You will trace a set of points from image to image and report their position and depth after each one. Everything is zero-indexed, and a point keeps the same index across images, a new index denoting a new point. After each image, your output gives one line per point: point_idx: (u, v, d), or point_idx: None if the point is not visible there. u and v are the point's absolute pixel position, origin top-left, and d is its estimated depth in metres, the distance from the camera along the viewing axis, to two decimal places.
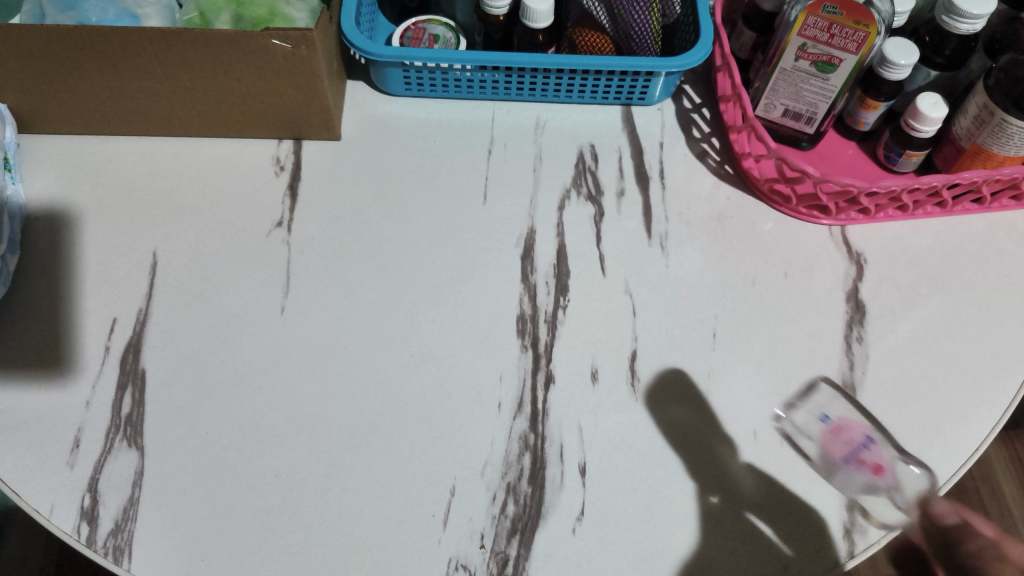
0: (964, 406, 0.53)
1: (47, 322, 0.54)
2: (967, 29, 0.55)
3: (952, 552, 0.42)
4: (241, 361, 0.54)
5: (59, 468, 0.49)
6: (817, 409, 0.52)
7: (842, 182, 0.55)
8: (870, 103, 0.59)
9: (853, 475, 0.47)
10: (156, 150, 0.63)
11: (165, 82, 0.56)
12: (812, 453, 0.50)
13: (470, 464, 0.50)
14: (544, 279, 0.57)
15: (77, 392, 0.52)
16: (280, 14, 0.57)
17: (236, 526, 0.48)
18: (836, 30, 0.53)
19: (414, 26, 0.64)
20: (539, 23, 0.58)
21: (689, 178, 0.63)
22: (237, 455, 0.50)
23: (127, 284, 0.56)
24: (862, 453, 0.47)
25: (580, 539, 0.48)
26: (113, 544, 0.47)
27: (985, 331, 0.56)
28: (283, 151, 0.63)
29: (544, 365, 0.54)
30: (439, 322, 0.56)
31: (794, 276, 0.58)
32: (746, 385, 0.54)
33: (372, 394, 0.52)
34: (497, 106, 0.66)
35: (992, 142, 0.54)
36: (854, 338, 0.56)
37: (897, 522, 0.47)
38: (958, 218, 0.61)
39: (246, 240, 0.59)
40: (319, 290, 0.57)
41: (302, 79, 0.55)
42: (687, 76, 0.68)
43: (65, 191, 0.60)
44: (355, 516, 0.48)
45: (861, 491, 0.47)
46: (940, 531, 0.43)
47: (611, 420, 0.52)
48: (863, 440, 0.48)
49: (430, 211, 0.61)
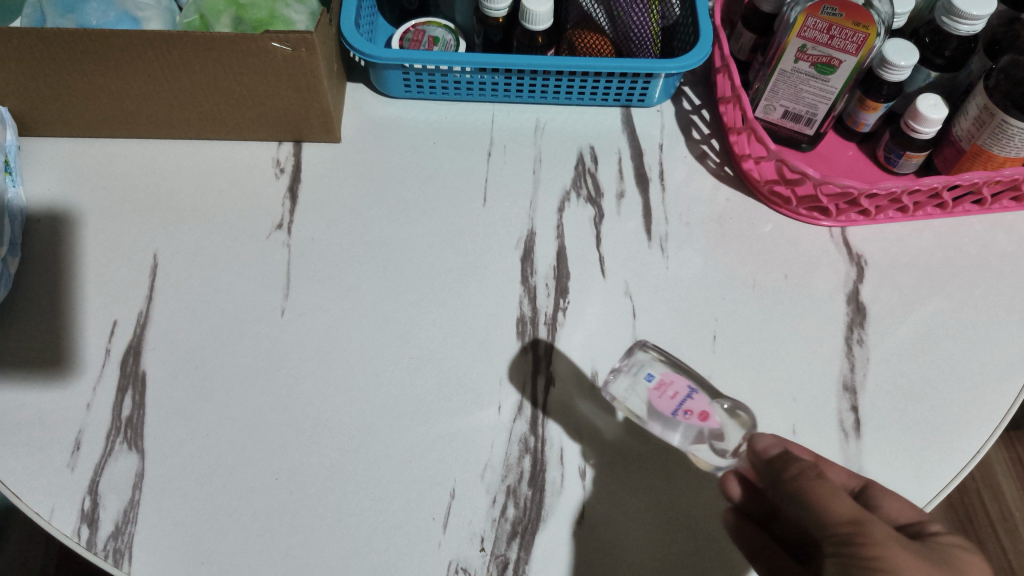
0: (965, 408, 0.52)
1: (47, 324, 0.54)
2: (966, 30, 0.55)
3: (778, 481, 0.41)
4: (241, 363, 0.54)
5: (60, 470, 0.49)
6: (641, 368, 0.49)
7: (842, 184, 0.55)
8: (870, 104, 0.59)
9: (684, 428, 0.47)
10: (156, 153, 0.63)
11: (166, 85, 0.56)
12: (640, 411, 0.48)
13: (470, 466, 0.50)
14: (543, 282, 0.57)
15: (77, 395, 0.52)
16: (280, 17, 0.58)
17: (236, 529, 0.48)
18: (836, 32, 0.53)
19: (414, 28, 0.64)
20: (538, 25, 0.59)
21: (688, 180, 0.63)
22: (237, 458, 0.50)
23: (128, 287, 0.57)
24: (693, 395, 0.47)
25: (580, 542, 0.48)
26: (113, 546, 0.47)
27: (985, 332, 0.56)
28: (283, 153, 0.63)
29: (544, 367, 0.54)
30: (439, 324, 0.56)
31: (794, 278, 0.58)
32: (651, 374, 0.48)
33: (372, 397, 0.52)
34: (496, 108, 0.66)
35: (993, 143, 0.54)
36: (854, 340, 0.55)
37: (722, 462, 0.48)
38: (959, 219, 0.61)
39: (246, 242, 0.59)
40: (319, 293, 0.57)
41: (302, 81, 0.55)
42: (687, 78, 0.68)
43: (66, 194, 0.60)
44: (355, 519, 0.48)
45: (693, 441, 0.47)
46: (766, 463, 0.43)
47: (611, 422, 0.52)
48: (686, 390, 0.47)
49: (429, 214, 0.61)
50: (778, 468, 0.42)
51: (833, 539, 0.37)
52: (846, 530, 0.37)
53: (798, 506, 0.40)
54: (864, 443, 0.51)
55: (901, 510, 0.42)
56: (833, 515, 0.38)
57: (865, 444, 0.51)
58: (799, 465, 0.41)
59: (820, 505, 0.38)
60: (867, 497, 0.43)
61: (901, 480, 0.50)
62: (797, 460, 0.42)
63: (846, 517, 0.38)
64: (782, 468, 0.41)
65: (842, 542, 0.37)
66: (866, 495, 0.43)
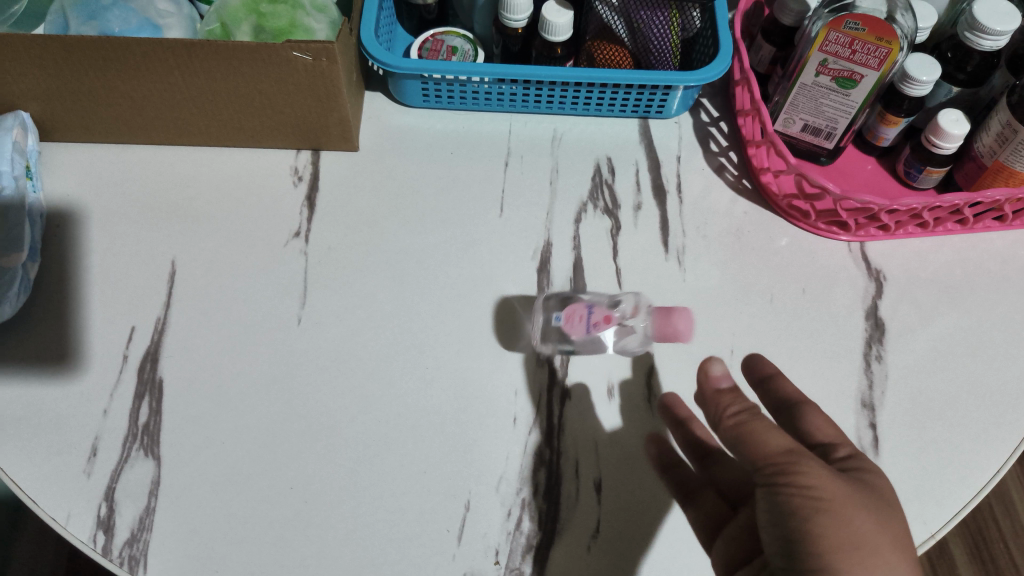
0: (984, 427, 0.52)
1: (66, 330, 0.55)
2: (989, 46, 0.54)
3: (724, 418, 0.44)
4: (257, 371, 0.54)
5: (76, 476, 0.49)
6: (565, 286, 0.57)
7: (862, 200, 0.55)
8: (891, 118, 0.59)
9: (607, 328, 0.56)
10: (175, 159, 0.63)
11: (186, 93, 0.56)
12: None
13: (485, 478, 0.50)
14: (560, 293, 0.57)
15: (95, 401, 0.52)
16: (301, 26, 0.58)
17: (250, 538, 0.48)
18: (858, 46, 0.53)
19: (433, 38, 0.64)
20: (558, 36, 0.58)
21: (706, 192, 0.63)
22: (252, 466, 0.50)
23: (145, 293, 0.57)
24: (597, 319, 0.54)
25: (595, 556, 0.47)
26: (128, 553, 0.47)
27: (1006, 350, 0.55)
28: (301, 162, 0.63)
29: (559, 379, 0.54)
30: (455, 335, 0.55)
31: (813, 292, 0.58)
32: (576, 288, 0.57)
33: (388, 407, 0.52)
34: (514, 118, 0.66)
35: (1015, 160, 0.53)
36: (873, 356, 0.55)
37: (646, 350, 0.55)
38: (979, 235, 0.60)
39: (262, 250, 0.59)
40: (335, 302, 0.57)
41: (322, 90, 0.55)
42: (705, 90, 0.68)
43: (86, 199, 0.61)
44: (370, 530, 0.48)
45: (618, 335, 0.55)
46: (715, 397, 0.45)
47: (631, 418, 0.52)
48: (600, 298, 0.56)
49: (446, 223, 0.61)
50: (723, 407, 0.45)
51: (766, 469, 0.39)
52: (779, 460, 0.39)
53: (739, 441, 0.42)
54: (883, 460, 0.51)
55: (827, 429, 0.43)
56: (768, 447, 0.40)
57: (884, 462, 0.51)
58: (740, 405, 0.44)
59: (758, 440, 0.41)
60: (799, 412, 0.44)
61: (921, 499, 0.49)
62: (740, 402, 0.44)
63: (780, 449, 0.40)
64: (727, 407, 0.44)
65: (775, 470, 0.39)
66: (797, 410, 0.44)
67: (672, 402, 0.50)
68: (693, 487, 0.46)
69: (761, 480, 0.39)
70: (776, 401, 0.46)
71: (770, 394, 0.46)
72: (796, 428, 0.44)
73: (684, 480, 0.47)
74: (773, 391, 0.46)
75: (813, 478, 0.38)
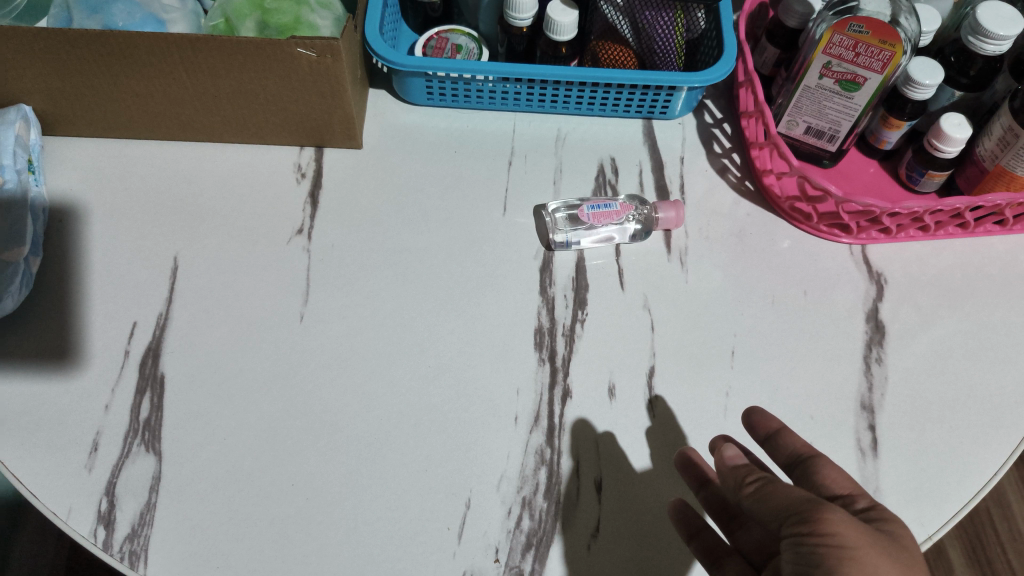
0: (982, 429, 0.52)
1: (67, 325, 0.55)
2: (992, 50, 0.54)
3: (741, 484, 0.43)
4: (260, 368, 0.54)
5: (77, 471, 0.49)
6: (562, 206, 0.61)
7: (863, 203, 0.55)
8: (893, 122, 0.59)
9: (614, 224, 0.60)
10: (178, 155, 0.63)
11: (190, 88, 0.56)
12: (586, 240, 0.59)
13: (485, 477, 0.50)
14: (562, 292, 0.57)
15: (96, 396, 0.52)
16: (305, 23, 0.58)
17: (252, 534, 0.48)
18: (862, 49, 0.53)
19: (437, 36, 0.64)
20: (562, 36, 0.58)
21: (709, 193, 0.63)
22: (254, 462, 0.50)
23: (147, 289, 0.57)
24: (598, 214, 0.60)
25: (595, 555, 0.48)
26: (129, 548, 0.47)
27: (1005, 353, 0.55)
28: (305, 159, 0.63)
29: (561, 379, 0.54)
30: (457, 333, 0.56)
31: (814, 294, 0.58)
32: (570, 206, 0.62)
33: (390, 405, 0.52)
34: (518, 117, 0.66)
35: (1016, 164, 0.54)
36: (873, 358, 0.55)
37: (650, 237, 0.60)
38: (979, 239, 0.61)
39: (266, 247, 0.59)
40: (337, 299, 0.57)
41: (326, 87, 0.55)
42: (709, 91, 0.68)
43: (88, 194, 0.61)
44: (371, 527, 0.48)
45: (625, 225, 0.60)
46: (731, 470, 0.44)
47: (655, 435, 0.52)
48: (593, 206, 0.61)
49: (449, 222, 0.61)
50: (741, 477, 0.44)
51: (791, 520, 0.38)
52: (801, 509, 0.38)
53: (760, 502, 0.41)
54: (881, 462, 0.51)
55: (836, 480, 0.42)
56: (789, 502, 0.39)
57: (882, 464, 0.51)
58: (758, 473, 0.43)
59: (779, 495, 0.40)
60: (812, 466, 0.43)
61: (919, 501, 0.49)
62: (760, 471, 0.44)
63: (801, 501, 0.39)
64: (744, 475, 0.43)
65: (797, 522, 0.38)
66: (809, 464, 0.44)
67: (693, 462, 0.48)
68: (718, 553, 0.45)
69: (788, 533, 0.38)
70: (785, 458, 0.45)
71: (779, 450, 0.46)
72: (808, 481, 0.43)
73: (710, 545, 0.45)
74: (781, 450, 0.46)
75: (837, 525, 0.36)
